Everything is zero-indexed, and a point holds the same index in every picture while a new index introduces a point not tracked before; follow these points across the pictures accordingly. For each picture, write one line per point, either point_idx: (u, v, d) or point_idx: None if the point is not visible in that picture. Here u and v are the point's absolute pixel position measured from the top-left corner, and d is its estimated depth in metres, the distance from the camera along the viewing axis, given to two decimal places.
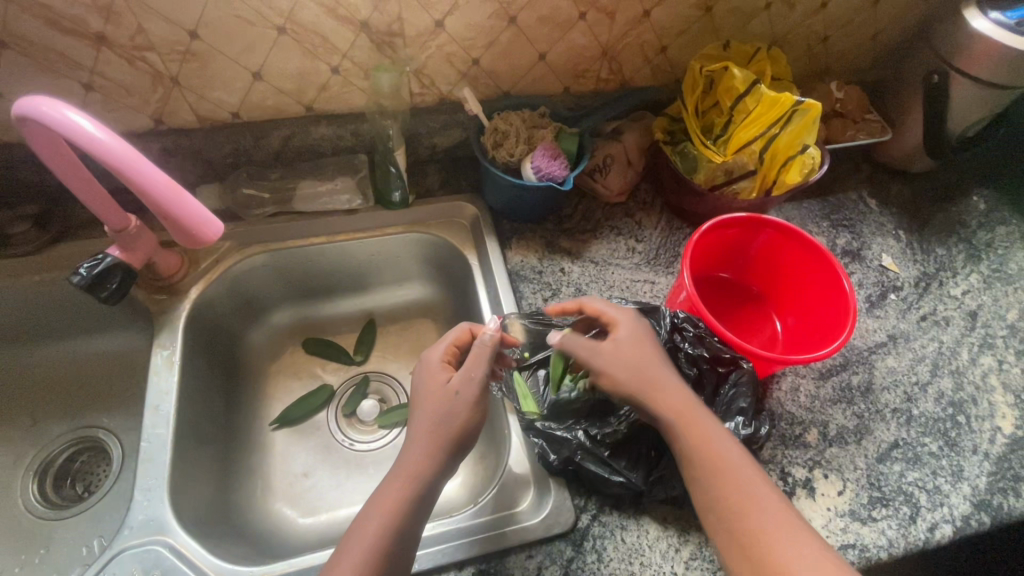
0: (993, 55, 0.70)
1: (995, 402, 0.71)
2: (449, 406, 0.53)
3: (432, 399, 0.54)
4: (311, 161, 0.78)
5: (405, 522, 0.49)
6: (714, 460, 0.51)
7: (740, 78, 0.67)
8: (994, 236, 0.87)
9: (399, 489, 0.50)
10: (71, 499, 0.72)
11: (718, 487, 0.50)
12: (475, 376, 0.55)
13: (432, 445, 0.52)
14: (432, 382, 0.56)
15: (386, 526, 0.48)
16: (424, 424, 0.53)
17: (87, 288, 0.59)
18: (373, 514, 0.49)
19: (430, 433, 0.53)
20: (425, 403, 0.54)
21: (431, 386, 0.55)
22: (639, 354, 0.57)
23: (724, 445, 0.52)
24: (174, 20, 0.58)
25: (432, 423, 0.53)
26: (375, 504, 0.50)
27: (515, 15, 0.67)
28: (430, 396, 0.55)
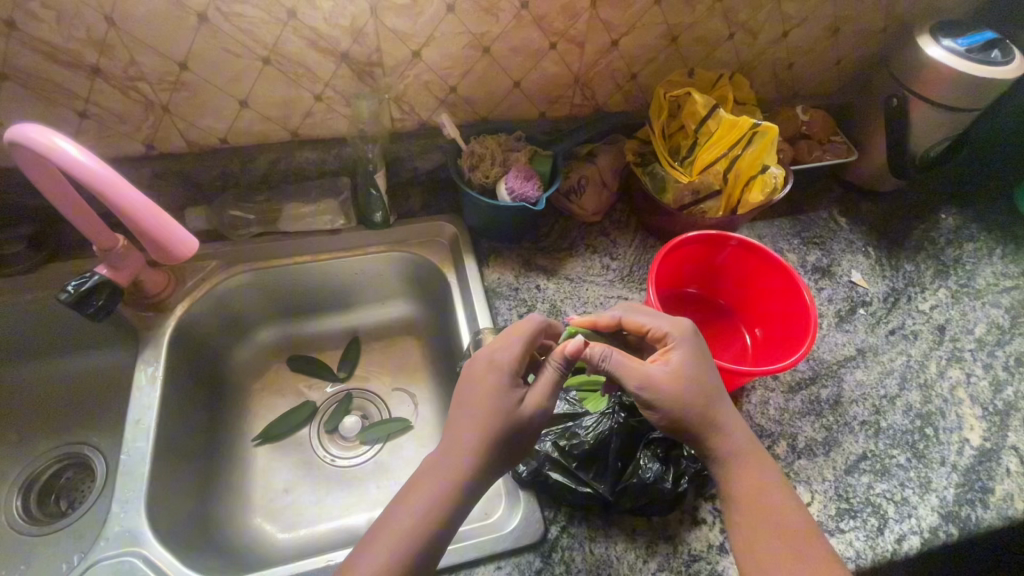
0: (947, 79, 0.74)
1: (964, 414, 0.72)
2: (512, 419, 0.52)
3: (496, 408, 0.53)
4: (297, 184, 0.81)
5: (439, 529, 0.49)
6: (751, 492, 0.55)
7: (700, 103, 0.71)
8: (962, 253, 0.89)
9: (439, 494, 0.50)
10: (54, 515, 0.73)
11: (747, 515, 0.54)
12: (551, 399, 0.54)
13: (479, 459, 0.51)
14: (497, 381, 0.54)
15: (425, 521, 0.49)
16: (482, 430, 0.52)
17: (73, 304, 0.61)
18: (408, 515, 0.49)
19: (482, 446, 0.51)
20: (489, 407, 0.52)
21: (493, 388, 0.54)
22: (696, 381, 0.56)
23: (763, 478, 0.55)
24: (164, 52, 0.62)
25: (484, 435, 0.51)
26: (412, 509, 0.49)
27: (489, 45, 0.71)
28: (494, 402, 0.53)
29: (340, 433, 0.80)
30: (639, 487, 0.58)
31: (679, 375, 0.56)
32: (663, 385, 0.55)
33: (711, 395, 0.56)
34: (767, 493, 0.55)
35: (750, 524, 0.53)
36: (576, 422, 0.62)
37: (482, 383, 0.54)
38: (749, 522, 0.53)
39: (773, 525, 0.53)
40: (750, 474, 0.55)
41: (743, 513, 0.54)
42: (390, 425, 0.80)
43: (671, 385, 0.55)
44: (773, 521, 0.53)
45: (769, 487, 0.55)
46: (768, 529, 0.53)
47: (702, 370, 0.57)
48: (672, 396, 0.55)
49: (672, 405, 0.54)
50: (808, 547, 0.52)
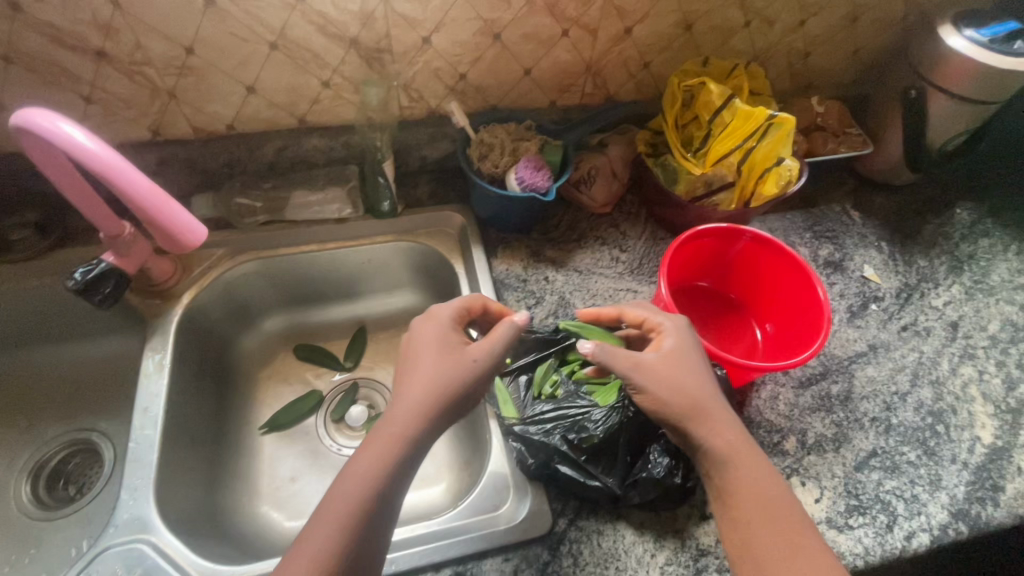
0: (968, 70, 0.72)
1: (976, 412, 0.72)
2: (457, 370, 0.55)
3: (441, 361, 0.55)
4: (304, 172, 0.80)
5: (391, 480, 0.49)
6: (747, 489, 0.51)
7: (716, 93, 0.69)
8: (976, 248, 0.88)
9: (389, 444, 0.50)
10: (62, 501, 0.73)
11: (743, 513, 0.51)
12: (492, 351, 0.57)
13: (429, 408, 0.53)
14: (440, 340, 0.57)
15: (375, 472, 0.49)
16: (427, 382, 0.54)
17: (80, 292, 0.62)
18: (359, 467, 0.49)
19: (427, 396, 0.53)
20: (436, 362, 0.55)
21: (436, 344, 0.57)
22: (687, 365, 0.57)
23: (756, 472, 0.53)
24: (171, 36, 0.61)
25: (429, 383, 0.54)
26: (363, 460, 0.50)
27: (500, 32, 0.70)
28: (437, 356, 0.56)
29: (347, 423, 0.80)
30: (648, 482, 0.58)
31: (669, 360, 0.57)
32: (652, 368, 0.56)
33: (705, 386, 0.56)
34: (766, 489, 0.52)
35: (748, 523, 0.50)
36: (586, 415, 0.61)
37: (427, 343, 0.57)
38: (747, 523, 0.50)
39: (772, 522, 0.50)
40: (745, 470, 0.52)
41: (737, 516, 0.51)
42: None
43: (664, 369, 0.56)
44: (771, 518, 0.50)
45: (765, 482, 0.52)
46: (765, 525, 0.50)
47: (692, 358, 0.58)
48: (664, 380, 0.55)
49: (662, 389, 0.55)
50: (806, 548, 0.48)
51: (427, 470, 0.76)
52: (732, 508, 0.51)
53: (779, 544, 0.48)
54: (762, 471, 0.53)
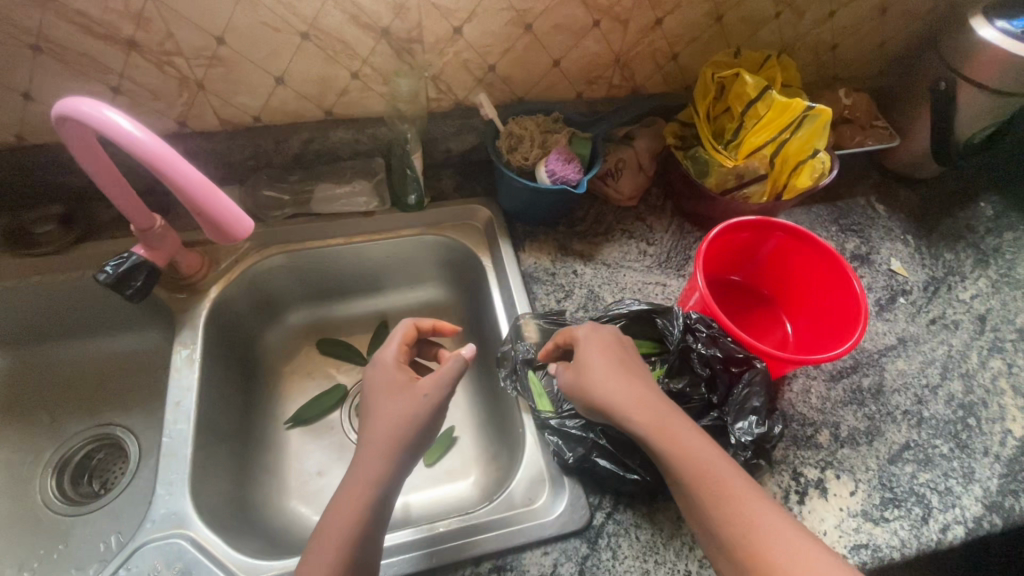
0: (1001, 62, 0.72)
1: (1006, 405, 0.72)
2: (413, 407, 0.55)
3: (397, 402, 0.55)
4: (329, 165, 0.79)
5: (368, 525, 0.49)
6: (697, 484, 0.48)
7: (751, 84, 0.69)
8: (1002, 242, 0.88)
9: (360, 491, 0.50)
10: (89, 496, 0.73)
11: (703, 516, 0.47)
12: (441, 383, 0.57)
13: (394, 449, 0.53)
14: (391, 382, 0.57)
15: (355, 515, 0.49)
16: (387, 422, 0.54)
17: (112, 286, 0.61)
18: (334, 520, 0.49)
19: (393, 435, 0.53)
20: (390, 402, 0.55)
21: (391, 390, 0.56)
22: (595, 380, 0.55)
23: (700, 464, 0.48)
24: (202, 25, 0.60)
25: (390, 427, 0.54)
26: (336, 513, 0.49)
27: (532, 22, 0.69)
28: (391, 399, 0.56)
29: None
30: None
31: (586, 381, 0.55)
32: (575, 392, 0.56)
33: (627, 395, 0.53)
34: (713, 480, 0.48)
35: (715, 528, 0.46)
36: None
37: (379, 384, 0.57)
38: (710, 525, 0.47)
39: (733, 519, 0.46)
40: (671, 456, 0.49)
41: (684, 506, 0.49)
42: None
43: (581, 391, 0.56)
44: (731, 517, 0.46)
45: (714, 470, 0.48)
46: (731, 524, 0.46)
47: (607, 368, 0.55)
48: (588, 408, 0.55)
49: (592, 405, 0.54)
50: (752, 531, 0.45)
51: (454, 463, 0.76)
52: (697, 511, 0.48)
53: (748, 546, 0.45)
54: (709, 461, 0.48)
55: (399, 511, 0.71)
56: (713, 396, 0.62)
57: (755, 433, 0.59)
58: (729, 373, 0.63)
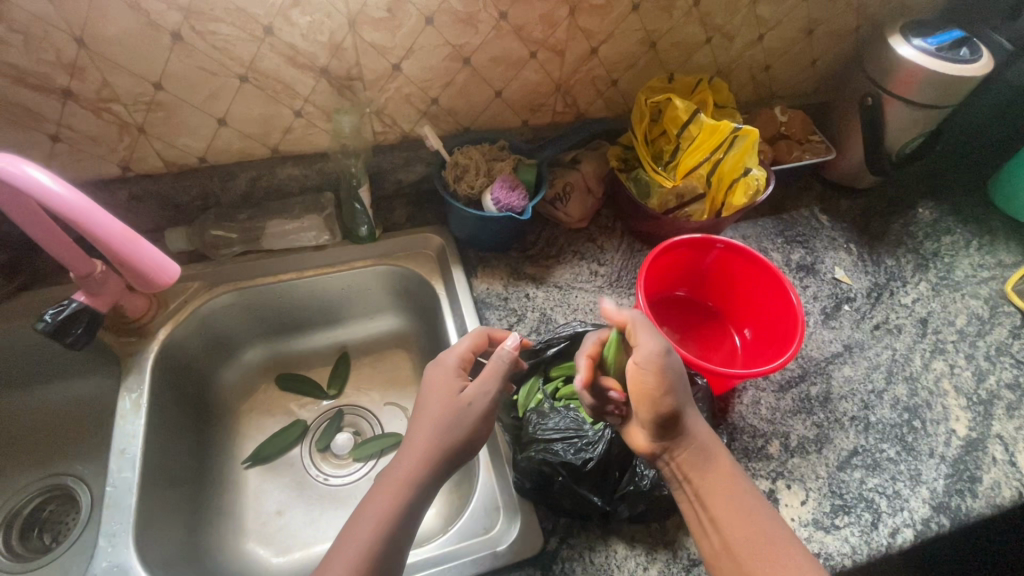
0: (920, 77, 0.76)
1: (949, 406, 0.74)
2: (461, 416, 0.54)
3: (444, 408, 0.55)
4: (279, 201, 0.80)
5: (396, 527, 0.49)
6: (722, 491, 0.54)
7: (681, 108, 0.72)
8: (940, 246, 0.91)
9: (395, 491, 0.51)
10: (38, 550, 0.71)
11: (720, 513, 0.52)
12: (489, 392, 0.56)
13: (431, 454, 0.53)
14: (446, 387, 0.57)
15: (380, 528, 0.49)
16: (430, 428, 0.54)
17: (51, 334, 0.59)
18: (365, 519, 0.49)
19: (434, 444, 0.53)
20: (437, 408, 0.55)
21: (441, 392, 0.56)
22: (674, 361, 0.55)
23: (726, 474, 0.55)
24: (137, 73, 0.61)
25: (432, 430, 0.54)
26: (371, 509, 0.50)
27: (469, 56, 0.71)
28: (439, 403, 0.55)
29: (332, 451, 0.79)
30: (635, 495, 0.57)
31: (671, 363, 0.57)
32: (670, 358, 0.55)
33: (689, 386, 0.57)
34: (744, 497, 0.54)
35: (737, 531, 0.51)
36: (582, 436, 0.60)
37: (435, 387, 0.57)
38: (724, 523, 0.52)
39: (747, 524, 0.52)
40: (721, 469, 0.55)
41: (717, 513, 0.53)
42: (384, 440, 0.79)
43: (652, 376, 0.54)
44: (751, 523, 0.52)
45: (737, 482, 0.55)
46: (746, 528, 0.51)
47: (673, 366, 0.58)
48: (658, 395, 0.53)
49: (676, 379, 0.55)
50: (776, 549, 0.50)
51: None
52: (708, 508, 0.53)
53: (757, 548, 0.50)
54: (734, 476, 0.55)
55: None
56: None
57: None
58: None
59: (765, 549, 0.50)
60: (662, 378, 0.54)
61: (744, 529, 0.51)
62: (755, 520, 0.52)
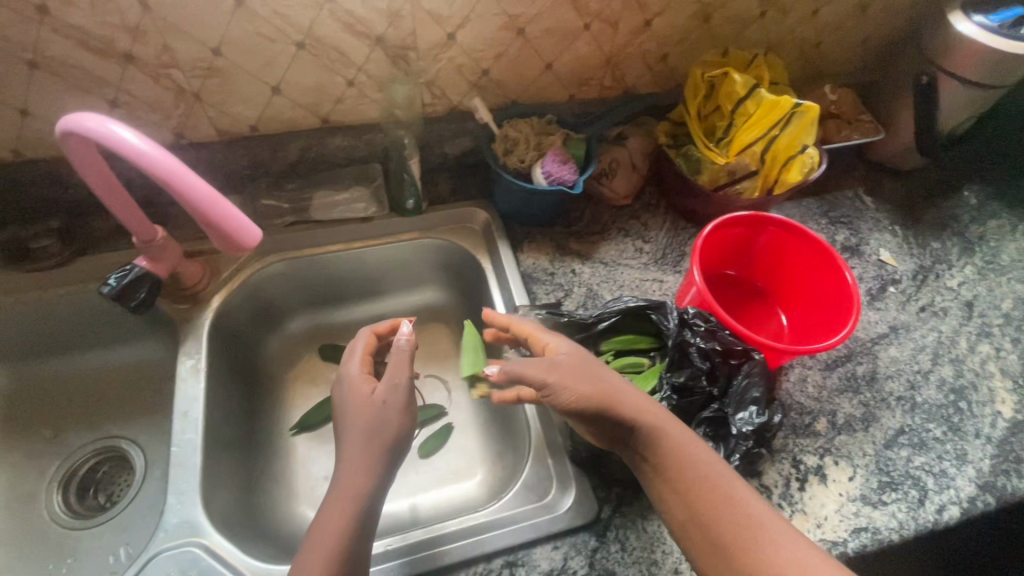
0: (980, 55, 0.74)
1: (995, 388, 0.74)
2: (389, 415, 0.54)
3: (373, 411, 0.54)
4: (326, 172, 0.80)
5: (354, 529, 0.49)
6: (705, 491, 0.50)
7: (740, 83, 0.71)
8: (986, 230, 0.90)
9: (347, 494, 0.50)
10: (96, 508, 0.73)
11: (698, 519, 0.50)
12: (399, 386, 0.56)
13: (371, 454, 0.52)
14: (356, 392, 0.56)
15: (338, 532, 0.48)
16: (365, 431, 0.53)
17: (115, 297, 0.61)
18: (319, 532, 0.48)
19: (372, 444, 0.53)
20: (364, 412, 0.54)
21: (358, 398, 0.56)
22: (562, 369, 0.55)
23: (701, 472, 0.51)
24: (197, 37, 0.61)
25: (362, 440, 0.53)
26: (327, 517, 0.49)
27: (523, 26, 0.70)
28: (362, 407, 0.55)
29: None
30: None
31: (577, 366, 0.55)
32: (563, 366, 0.55)
33: (616, 384, 0.55)
34: (721, 494, 0.50)
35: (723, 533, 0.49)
36: None
37: (347, 394, 0.56)
38: (714, 528, 0.49)
39: (718, 509, 0.50)
40: (690, 467, 0.52)
41: (692, 514, 0.50)
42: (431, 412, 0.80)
43: (579, 367, 0.56)
44: (733, 525, 0.49)
45: (721, 479, 0.51)
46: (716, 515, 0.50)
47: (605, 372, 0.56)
48: (572, 408, 0.54)
49: (583, 387, 0.54)
50: (768, 547, 0.48)
51: (460, 463, 0.78)
52: (696, 513, 0.50)
53: (728, 535, 0.49)
54: (714, 474, 0.51)
55: (406, 513, 0.73)
56: (713, 388, 0.64)
57: (756, 422, 0.61)
58: (729, 365, 0.64)
59: (752, 548, 0.48)
60: (567, 387, 0.54)
61: (740, 528, 0.49)
62: (742, 520, 0.49)
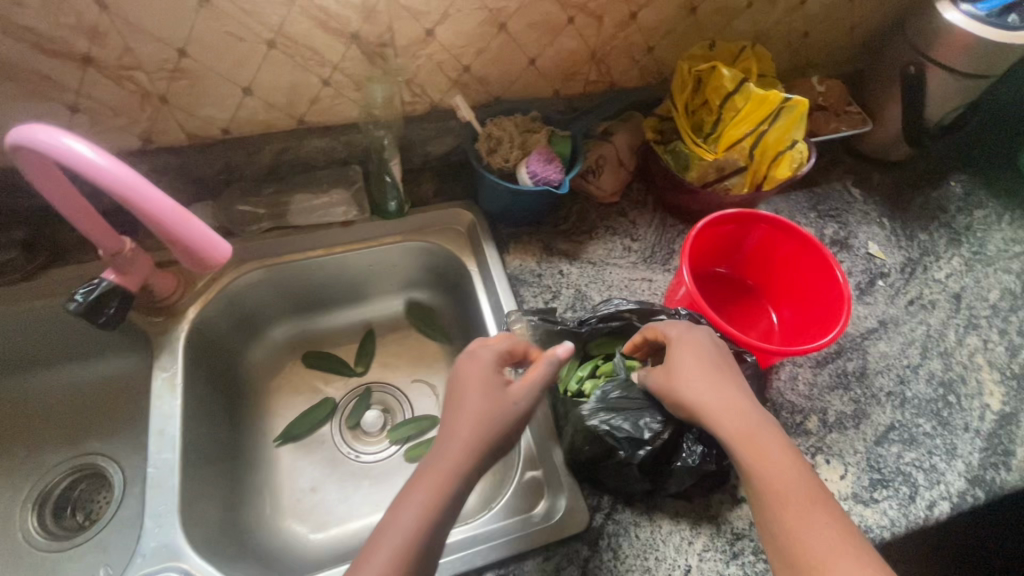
0: (968, 45, 0.73)
1: (983, 380, 0.74)
2: (499, 417, 0.52)
3: (480, 404, 0.52)
4: (304, 174, 0.77)
5: (440, 526, 0.46)
6: (787, 501, 0.46)
7: (728, 77, 0.69)
8: (972, 220, 0.90)
9: (438, 485, 0.47)
10: (74, 529, 0.70)
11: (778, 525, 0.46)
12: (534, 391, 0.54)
13: (472, 454, 0.49)
14: (486, 383, 0.53)
15: (426, 525, 0.45)
16: (468, 425, 0.50)
17: (85, 313, 0.58)
18: (408, 519, 0.45)
19: (477, 441, 0.50)
20: (473, 403, 0.52)
21: (481, 388, 0.53)
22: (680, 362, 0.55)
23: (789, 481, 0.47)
24: (161, 37, 0.57)
25: (476, 426, 0.50)
26: (416, 501, 0.46)
27: (505, 21, 0.68)
28: (483, 397, 0.52)
29: (363, 429, 0.79)
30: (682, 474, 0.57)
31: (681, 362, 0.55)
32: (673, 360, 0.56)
33: (731, 382, 0.53)
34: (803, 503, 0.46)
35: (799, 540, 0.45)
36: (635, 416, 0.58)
37: (470, 383, 0.54)
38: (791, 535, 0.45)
39: (799, 521, 0.45)
40: (777, 475, 0.48)
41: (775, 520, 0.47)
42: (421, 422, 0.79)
43: (689, 355, 0.55)
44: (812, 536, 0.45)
45: (804, 493, 0.47)
46: (796, 526, 0.45)
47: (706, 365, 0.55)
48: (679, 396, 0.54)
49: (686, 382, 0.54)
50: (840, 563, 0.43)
51: None
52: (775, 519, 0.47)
53: (810, 545, 0.44)
54: (796, 484, 0.47)
55: None
56: None
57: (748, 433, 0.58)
58: None
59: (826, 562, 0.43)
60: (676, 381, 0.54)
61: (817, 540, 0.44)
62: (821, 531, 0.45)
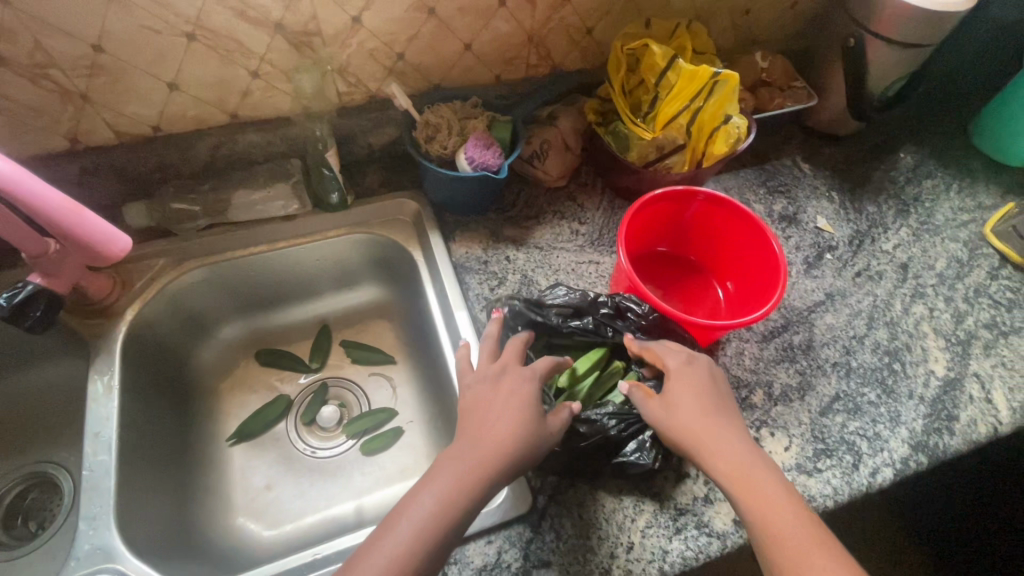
0: (902, 14, 0.73)
1: (928, 347, 0.75)
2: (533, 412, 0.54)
3: (501, 399, 0.55)
4: (243, 170, 0.76)
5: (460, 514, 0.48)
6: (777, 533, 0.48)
7: (659, 54, 0.69)
8: (921, 190, 0.90)
9: (467, 474, 0.50)
10: (22, 538, 0.69)
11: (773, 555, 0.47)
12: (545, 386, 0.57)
13: (503, 447, 0.51)
14: (510, 380, 0.57)
15: (446, 510, 0.47)
16: (504, 421, 0.53)
17: (7, 318, 0.57)
18: (430, 503, 0.48)
19: (511, 431, 0.52)
20: (502, 399, 0.55)
21: (504, 385, 0.56)
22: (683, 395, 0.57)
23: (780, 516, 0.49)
24: (72, 33, 0.56)
25: (512, 420, 0.53)
26: (435, 488, 0.49)
27: (434, 5, 0.67)
28: (508, 394, 0.55)
29: (318, 424, 0.79)
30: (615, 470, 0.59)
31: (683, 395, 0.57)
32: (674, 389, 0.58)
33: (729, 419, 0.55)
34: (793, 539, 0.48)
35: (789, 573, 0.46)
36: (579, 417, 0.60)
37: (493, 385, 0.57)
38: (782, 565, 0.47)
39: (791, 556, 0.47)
40: (767, 506, 0.49)
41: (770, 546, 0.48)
42: (377, 415, 0.78)
43: (683, 393, 0.57)
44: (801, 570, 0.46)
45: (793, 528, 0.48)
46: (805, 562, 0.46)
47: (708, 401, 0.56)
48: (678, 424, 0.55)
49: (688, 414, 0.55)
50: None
51: (406, 460, 0.77)
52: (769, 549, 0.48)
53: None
54: (788, 521, 0.48)
55: (351, 515, 0.72)
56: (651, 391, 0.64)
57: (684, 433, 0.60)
58: None
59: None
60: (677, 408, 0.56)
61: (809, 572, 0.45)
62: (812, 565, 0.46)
